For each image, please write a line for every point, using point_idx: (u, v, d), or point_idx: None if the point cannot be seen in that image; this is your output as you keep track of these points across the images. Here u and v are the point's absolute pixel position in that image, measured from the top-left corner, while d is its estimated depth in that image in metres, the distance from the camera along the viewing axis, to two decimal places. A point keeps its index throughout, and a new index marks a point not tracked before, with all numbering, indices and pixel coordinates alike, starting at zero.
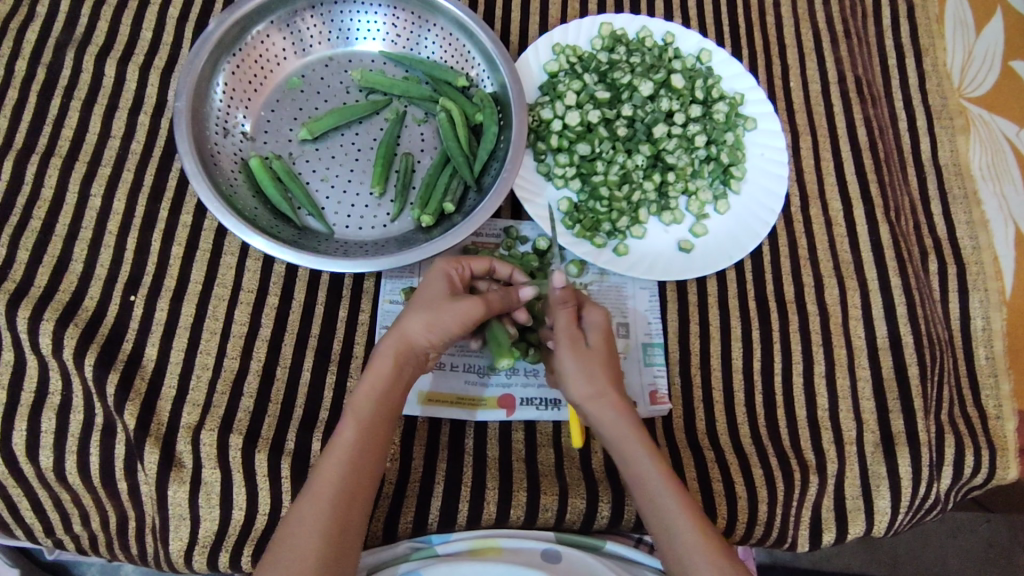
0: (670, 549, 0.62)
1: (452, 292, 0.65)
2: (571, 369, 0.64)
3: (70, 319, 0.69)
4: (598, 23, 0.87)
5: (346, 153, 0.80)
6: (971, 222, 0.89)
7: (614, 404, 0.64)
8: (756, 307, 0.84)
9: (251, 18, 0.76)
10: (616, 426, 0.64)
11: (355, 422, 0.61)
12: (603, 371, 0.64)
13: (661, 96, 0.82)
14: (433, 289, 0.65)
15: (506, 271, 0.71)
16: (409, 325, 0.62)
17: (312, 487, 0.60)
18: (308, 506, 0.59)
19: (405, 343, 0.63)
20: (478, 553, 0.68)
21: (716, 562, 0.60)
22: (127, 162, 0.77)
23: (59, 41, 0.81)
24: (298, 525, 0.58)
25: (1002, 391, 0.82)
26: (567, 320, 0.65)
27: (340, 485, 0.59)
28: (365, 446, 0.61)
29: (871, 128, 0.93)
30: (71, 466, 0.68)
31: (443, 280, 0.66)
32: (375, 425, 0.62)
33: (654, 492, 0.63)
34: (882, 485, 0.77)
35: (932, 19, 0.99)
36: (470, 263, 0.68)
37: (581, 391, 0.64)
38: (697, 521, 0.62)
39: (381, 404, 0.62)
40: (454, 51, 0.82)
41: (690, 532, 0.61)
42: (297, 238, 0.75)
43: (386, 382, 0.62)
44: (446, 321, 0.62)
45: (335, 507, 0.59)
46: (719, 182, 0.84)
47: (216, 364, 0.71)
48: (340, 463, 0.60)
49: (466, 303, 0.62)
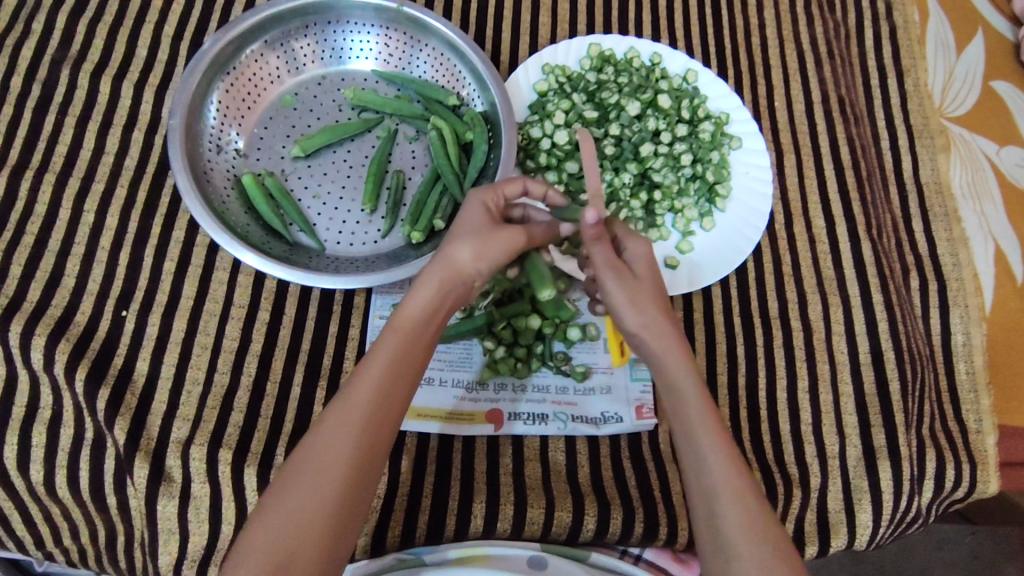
0: (710, 511, 0.57)
1: (491, 222, 0.61)
2: (623, 299, 0.59)
3: (62, 335, 0.70)
4: (587, 43, 0.90)
5: (338, 171, 0.81)
6: (951, 239, 0.91)
7: (671, 337, 0.59)
8: (740, 322, 0.85)
9: (245, 38, 0.77)
10: (670, 361, 0.59)
11: (391, 344, 0.57)
12: (654, 301, 0.60)
13: (648, 116, 0.85)
14: (469, 218, 0.61)
15: (539, 190, 0.68)
16: (458, 262, 0.58)
17: (305, 473, 0.54)
18: (333, 432, 0.55)
19: (455, 276, 0.58)
20: (464, 561, 0.68)
21: (752, 525, 0.56)
22: (120, 179, 0.78)
23: (54, 57, 0.82)
24: (287, 524, 0.52)
25: (982, 406, 0.83)
26: (603, 252, 0.59)
27: (364, 426, 0.55)
28: (372, 436, 0.55)
29: (854, 147, 0.95)
30: (60, 480, 0.69)
31: (481, 209, 0.62)
32: (411, 351, 0.57)
33: (704, 455, 0.57)
34: (864, 498, 0.79)
35: (912, 41, 1.02)
36: (504, 188, 0.65)
37: (635, 318, 0.59)
38: (749, 497, 0.57)
39: (385, 394, 0.56)
40: (446, 71, 0.84)
41: (736, 503, 0.56)
42: (288, 254, 0.76)
43: (397, 364, 0.56)
44: (492, 248, 0.58)
45: (362, 436, 0.55)
46: (704, 201, 0.86)
47: (206, 379, 0.71)
48: (370, 387, 0.56)
49: (512, 231, 0.60)
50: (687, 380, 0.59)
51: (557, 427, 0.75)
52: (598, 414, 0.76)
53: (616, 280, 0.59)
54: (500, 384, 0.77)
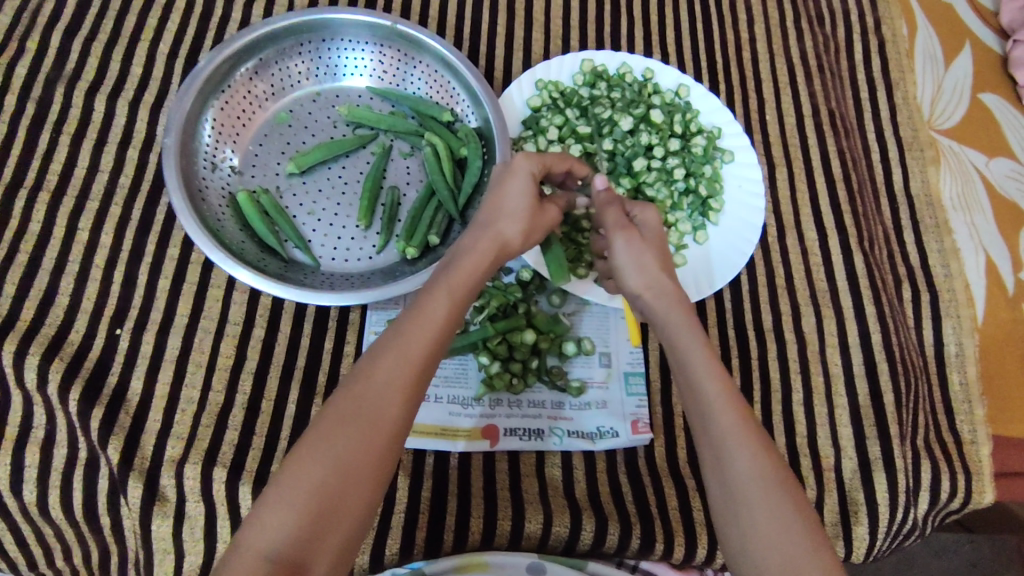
0: (723, 468, 0.56)
1: (536, 196, 0.63)
2: (628, 261, 0.63)
3: (56, 353, 0.70)
4: (579, 58, 0.90)
5: (333, 187, 0.82)
6: (943, 250, 0.92)
7: (675, 299, 0.61)
8: (735, 335, 0.85)
9: (240, 56, 0.77)
10: (671, 319, 0.61)
11: (448, 299, 0.58)
12: (659, 263, 0.63)
13: (641, 130, 0.86)
14: (519, 190, 0.62)
15: (565, 165, 0.68)
16: (508, 234, 0.61)
17: (349, 428, 0.52)
18: (388, 376, 0.54)
19: (504, 249, 0.62)
20: (463, 570, 0.68)
21: (768, 482, 0.55)
22: (114, 197, 0.78)
23: (49, 76, 0.82)
24: (330, 481, 0.51)
25: (976, 416, 0.84)
26: (617, 217, 0.64)
27: (417, 376, 0.55)
28: (417, 396, 0.55)
29: (845, 160, 0.96)
30: (55, 500, 0.69)
31: (530, 181, 0.63)
32: (462, 310, 0.59)
33: (714, 411, 0.57)
34: (859, 511, 0.79)
35: (902, 54, 1.04)
36: (551, 162, 0.65)
37: (636, 281, 0.62)
38: (763, 449, 0.56)
39: (434, 355, 0.56)
40: (440, 87, 0.84)
41: (749, 460, 0.55)
42: (284, 271, 0.76)
43: (446, 328, 0.57)
44: (538, 228, 0.64)
45: (413, 385, 0.55)
46: (698, 214, 0.86)
47: (201, 397, 0.71)
48: (428, 338, 0.56)
49: (552, 211, 0.66)
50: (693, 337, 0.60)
51: (553, 442, 0.75)
52: (594, 429, 0.76)
53: (625, 242, 0.63)
54: (495, 399, 0.76)
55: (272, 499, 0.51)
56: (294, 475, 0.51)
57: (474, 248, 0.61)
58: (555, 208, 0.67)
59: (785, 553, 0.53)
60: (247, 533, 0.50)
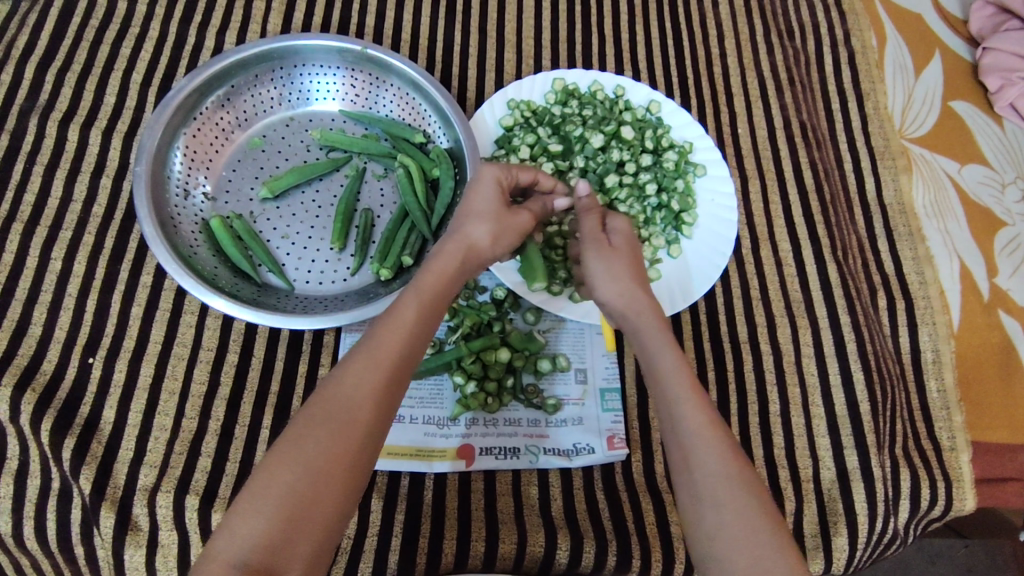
0: (693, 472, 0.55)
1: (504, 203, 0.64)
2: (601, 268, 0.64)
3: (28, 385, 0.70)
4: (550, 78, 0.91)
5: (307, 211, 0.82)
6: (916, 258, 0.92)
7: (645, 305, 0.63)
8: (710, 348, 0.85)
9: (211, 83, 0.78)
10: (641, 322, 0.62)
11: (418, 301, 0.58)
12: (629, 272, 0.64)
13: (612, 147, 0.86)
14: (484, 197, 0.64)
15: (531, 177, 0.70)
16: (475, 236, 0.62)
17: (321, 431, 0.52)
18: (360, 377, 0.54)
19: (473, 252, 0.62)
20: None
21: (735, 489, 0.54)
22: (87, 226, 0.78)
23: (22, 107, 0.83)
24: (303, 484, 0.51)
25: (954, 422, 0.84)
26: (592, 223, 0.67)
27: (390, 377, 0.55)
28: (390, 400, 0.55)
29: (817, 170, 0.97)
30: (29, 531, 0.69)
31: (495, 186, 0.64)
32: (434, 311, 0.59)
33: (681, 415, 0.57)
34: (839, 522, 0.79)
35: (872, 64, 1.05)
36: (518, 171, 0.67)
37: (605, 290, 0.64)
38: (731, 454, 0.55)
39: (405, 358, 0.56)
40: (411, 109, 0.85)
41: (716, 464, 0.55)
42: (257, 296, 0.76)
43: (417, 331, 0.57)
44: (509, 231, 0.64)
45: (385, 387, 0.55)
46: (671, 228, 0.87)
47: (174, 425, 0.71)
48: (399, 340, 0.56)
49: (522, 216, 0.65)
50: (663, 343, 0.60)
51: (529, 460, 0.75)
52: (571, 446, 0.76)
53: (601, 248, 0.65)
54: (471, 419, 0.77)
55: (245, 504, 0.51)
56: (267, 478, 0.51)
57: (442, 251, 0.61)
58: (530, 215, 0.67)
59: (750, 555, 0.52)
60: (219, 539, 0.50)
